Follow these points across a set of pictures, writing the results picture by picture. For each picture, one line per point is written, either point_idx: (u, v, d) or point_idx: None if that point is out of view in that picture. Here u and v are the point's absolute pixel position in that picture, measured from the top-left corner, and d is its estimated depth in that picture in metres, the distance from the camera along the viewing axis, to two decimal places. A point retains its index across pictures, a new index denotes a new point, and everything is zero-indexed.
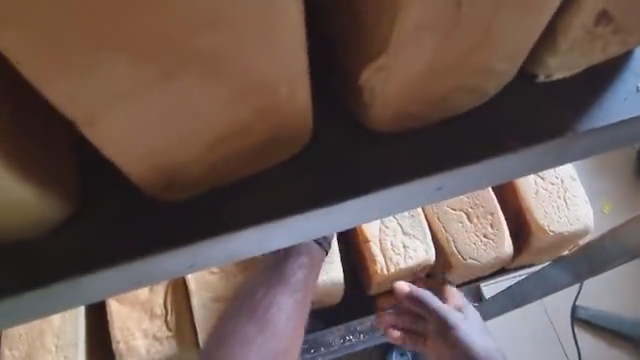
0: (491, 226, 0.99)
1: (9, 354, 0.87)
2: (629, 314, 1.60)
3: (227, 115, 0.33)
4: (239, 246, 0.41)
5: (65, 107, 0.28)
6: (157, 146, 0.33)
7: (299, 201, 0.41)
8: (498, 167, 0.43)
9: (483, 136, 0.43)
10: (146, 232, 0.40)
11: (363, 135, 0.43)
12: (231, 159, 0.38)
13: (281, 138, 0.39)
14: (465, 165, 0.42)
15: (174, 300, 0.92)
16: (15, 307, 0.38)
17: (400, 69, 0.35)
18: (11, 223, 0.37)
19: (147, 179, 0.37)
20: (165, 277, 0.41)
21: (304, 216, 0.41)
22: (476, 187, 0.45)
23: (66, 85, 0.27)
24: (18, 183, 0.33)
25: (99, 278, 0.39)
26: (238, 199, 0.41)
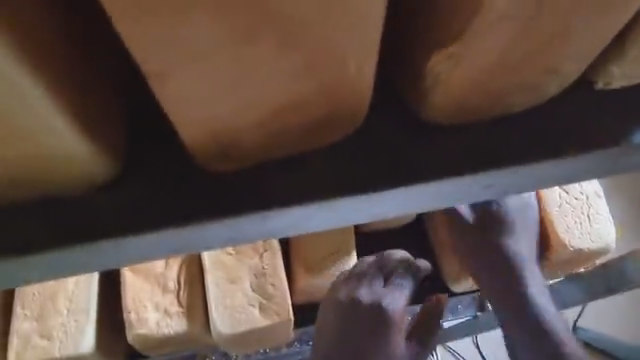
0: None
1: (22, 313, 0.88)
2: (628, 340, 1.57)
3: (292, 87, 0.33)
4: (284, 223, 0.40)
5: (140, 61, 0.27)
6: (216, 110, 0.33)
7: (344, 183, 0.40)
8: (549, 170, 0.43)
9: (538, 137, 0.42)
10: (190, 199, 0.39)
11: (416, 123, 0.42)
12: (285, 131, 0.38)
13: (337, 117, 0.38)
14: (517, 165, 0.42)
15: (188, 275, 0.92)
16: (51, 262, 0.38)
17: (469, 59, 0.35)
18: (55, 175, 0.35)
19: (200, 143, 0.36)
20: (202, 249, 0.41)
21: (352, 199, 0.40)
22: (523, 188, 0.44)
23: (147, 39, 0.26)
24: (70, 134, 0.32)
25: (140, 241, 0.38)
26: (284, 175, 0.40)
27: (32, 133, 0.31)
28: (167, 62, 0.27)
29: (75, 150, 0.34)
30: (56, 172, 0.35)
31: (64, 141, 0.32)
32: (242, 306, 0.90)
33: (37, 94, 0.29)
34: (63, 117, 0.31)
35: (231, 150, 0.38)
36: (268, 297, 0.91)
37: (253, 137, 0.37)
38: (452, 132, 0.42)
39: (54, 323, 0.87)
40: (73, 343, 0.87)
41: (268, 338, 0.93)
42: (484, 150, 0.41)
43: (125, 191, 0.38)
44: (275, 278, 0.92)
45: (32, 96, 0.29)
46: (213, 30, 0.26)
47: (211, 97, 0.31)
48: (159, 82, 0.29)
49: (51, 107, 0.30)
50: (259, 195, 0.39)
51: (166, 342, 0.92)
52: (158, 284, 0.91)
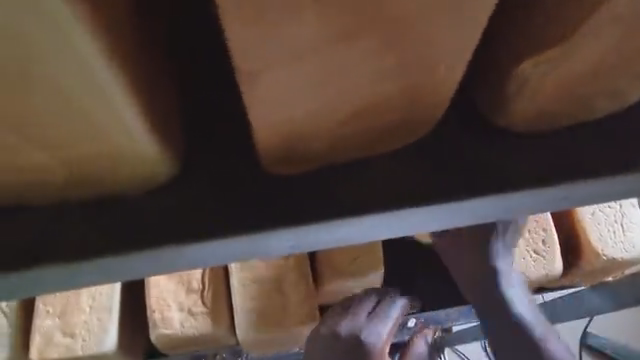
0: (543, 244, 0.97)
1: (44, 309, 0.86)
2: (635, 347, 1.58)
3: (378, 87, 0.31)
4: (350, 231, 0.37)
5: (236, 53, 0.26)
6: (294, 112, 0.31)
7: (417, 190, 0.37)
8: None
9: (626, 144, 0.39)
10: (255, 202, 0.37)
11: (493, 130, 0.40)
12: (361, 134, 0.36)
13: (415, 121, 0.36)
14: (608, 175, 0.37)
15: (212, 274, 0.89)
16: (108, 267, 0.36)
17: (564, 62, 0.33)
18: (123, 172, 0.34)
19: (271, 144, 0.35)
20: (260, 257, 0.38)
21: (426, 208, 0.37)
22: (609, 199, 0.40)
23: (249, 31, 0.24)
24: (146, 134, 0.30)
25: (202, 246, 0.36)
26: (350, 181, 0.38)
27: (105, 134, 0.29)
28: (264, 54, 0.26)
29: (144, 152, 0.32)
30: (119, 172, 0.34)
31: (135, 143, 0.30)
32: (268, 308, 0.88)
33: (116, 93, 0.26)
34: (138, 117, 0.29)
35: (299, 154, 0.36)
36: (295, 299, 0.88)
37: (324, 141, 0.35)
38: (529, 139, 0.39)
39: (77, 321, 0.86)
40: (95, 342, 0.85)
41: (292, 340, 0.92)
42: (569, 159, 0.38)
43: (184, 192, 0.37)
44: (302, 280, 0.89)
45: (112, 96, 0.26)
46: (317, 22, 0.25)
47: (296, 97, 0.29)
48: (251, 76, 0.27)
49: (129, 107, 0.28)
50: (325, 202, 0.37)
51: (190, 342, 0.90)
52: (183, 281, 0.88)
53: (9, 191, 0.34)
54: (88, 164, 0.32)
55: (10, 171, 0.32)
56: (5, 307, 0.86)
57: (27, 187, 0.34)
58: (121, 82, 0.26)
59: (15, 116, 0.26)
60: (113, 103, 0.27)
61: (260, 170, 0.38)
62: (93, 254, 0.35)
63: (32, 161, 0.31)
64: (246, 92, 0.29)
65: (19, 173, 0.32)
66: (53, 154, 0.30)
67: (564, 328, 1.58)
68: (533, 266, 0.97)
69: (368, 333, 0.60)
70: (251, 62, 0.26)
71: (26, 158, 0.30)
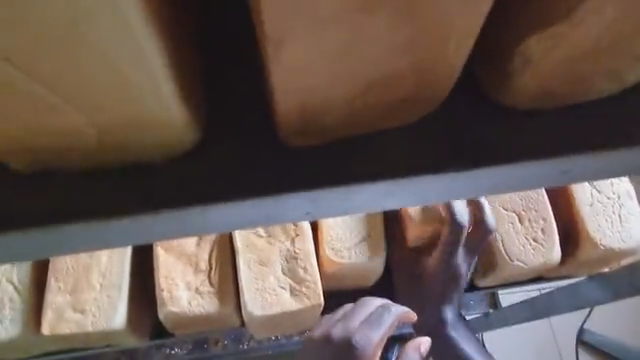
0: (542, 233, 0.99)
1: (55, 286, 0.88)
2: (630, 342, 1.60)
3: (391, 59, 0.33)
4: (360, 200, 0.40)
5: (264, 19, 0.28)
6: (317, 81, 0.33)
7: (428, 161, 0.39)
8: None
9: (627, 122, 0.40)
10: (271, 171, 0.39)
11: (500, 109, 0.41)
12: (373, 108, 0.37)
13: (425, 95, 0.38)
14: (607, 152, 0.39)
15: (219, 256, 0.92)
16: (132, 229, 0.38)
17: (565, 39, 0.35)
18: (148, 140, 0.36)
19: (289, 115, 0.36)
20: (278, 224, 0.40)
21: (432, 179, 0.39)
22: (609, 177, 0.41)
23: None
24: (173, 99, 0.32)
25: (220, 210, 0.38)
26: (365, 154, 0.40)
27: (140, 94, 0.31)
28: (289, 21, 0.28)
29: (172, 117, 0.34)
30: (147, 138, 0.35)
31: (166, 106, 0.33)
32: (274, 289, 0.90)
33: (153, 50, 0.29)
34: (171, 79, 0.31)
35: (317, 126, 0.38)
36: (300, 281, 0.91)
37: (340, 113, 0.37)
38: (538, 117, 0.41)
39: (87, 297, 0.88)
40: (105, 318, 0.88)
41: (297, 322, 0.94)
42: (572, 136, 0.40)
43: (207, 161, 0.39)
44: (307, 262, 0.91)
45: (149, 51, 0.29)
46: None
47: (316, 66, 0.31)
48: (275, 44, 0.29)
49: (162, 66, 0.30)
50: (342, 172, 0.39)
51: (198, 321, 0.93)
52: (191, 262, 0.92)
53: (42, 156, 0.36)
54: (120, 127, 0.34)
55: (45, 135, 0.33)
56: (17, 283, 0.88)
57: (60, 151, 0.35)
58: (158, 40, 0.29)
59: (60, 70, 0.29)
60: (149, 59, 0.29)
61: (279, 141, 0.40)
62: (120, 217, 0.37)
63: (67, 124, 0.32)
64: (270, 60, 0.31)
65: (52, 138, 0.34)
66: (89, 116, 0.32)
67: (559, 321, 1.61)
68: (532, 254, 0.99)
69: (361, 336, 0.63)
70: (276, 29, 0.29)
71: (63, 121, 0.32)
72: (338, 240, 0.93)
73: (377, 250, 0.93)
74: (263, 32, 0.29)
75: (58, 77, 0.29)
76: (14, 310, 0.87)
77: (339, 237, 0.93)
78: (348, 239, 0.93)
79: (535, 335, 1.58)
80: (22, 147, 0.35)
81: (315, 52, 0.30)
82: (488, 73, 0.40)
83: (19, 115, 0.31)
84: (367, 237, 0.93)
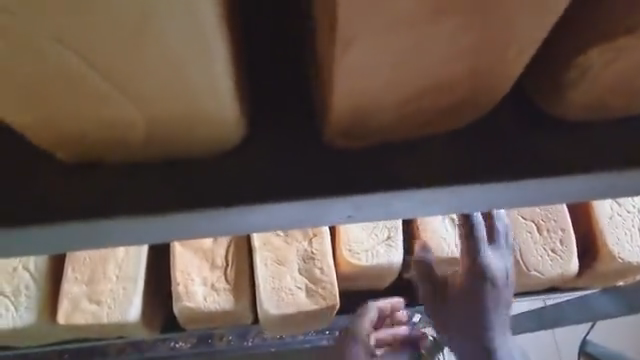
0: (560, 243, 0.99)
1: (72, 277, 0.88)
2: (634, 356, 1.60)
3: (452, 65, 0.32)
4: (402, 205, 0.40)
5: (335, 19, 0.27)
6: (375, 85, 0.32)
7: (475, 170, 0.39)
8: None
9: None
10: (317, 172, 0.39)
11: (547, 118, 0.41)
12: (424, 113, 0.37)
13: (476, 102, 0.37)
14: None
15: (236, 252, 0.92)
16: (175, 224, 0.38)
17: (628, 52, 0.34)
18: (196, 135, 0.36)
19: (340, 117, 0.36)
20: (317, 226, 0.40)
21: (477, 188, 0.39)
22: None
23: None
24: (229, 95, 0.32)
25: (263, 210, 0.38)
26: (411, 159, 0.39)
27: (199, 94, 0.31)
28: (360, 23, 0.27)
29: (226, 115, 0.34)
30: (197, 134, 0.35)
31: (222, 105, 0.33)
32: (290, 289, 0.90)
33: (219, 55, 0.29)
34: (231, 79, 0.31)
35: (364, 130, 0.38)
36: (316, 281, 0.90)
37: (391, 118, 0.37)
38: (588, 129, 0.40)
39: (103, 289, 0.88)
40: (120, 310, 0.88)
41: (311, 322, 0.94)
42: (623, 150, 0.39)
43: (252, 160, 0.39)
44: (324, 263, 0.91)
45: (215, 56, 0.28)
46: None
47: (378, 69, 0.31)
48: (342, 46, 0.29)
49: (225, 69, 0.30)
50: (387, 177, 0.39)
51: (211, 316, 0.92)
52: (207, 257, 0.91)
53: (90, 146, 0.36)
54: (173, 124, 0.33)
55: (97, 128, 0.33)
56: (34, 271, 0.88)
57: (109, 142, 0.35)
58: (225, 44, 0.28)
59: (123, 70, 0.28)
60: (214, 63, 0.29)
61: (324, 143, 0.39)
62: (166, 213, 0.37)
63: (121, 118, 0.32)
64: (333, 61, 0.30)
65: (104, 131, 0.33)
66: (144, 112, 0.32)
67: (565, 331, 1.60)
68: (549, 265, 0.98)
69: None
70: (345, 31, 0.28)
71: (118, 115, 0.32)
72: (355, 241, 0.92)
73: (394, 254, 0.93)
74: (331, 34, 0.28)
75: (121, 76, 0.29)
76: (30, 298, 0.87)
77: (356, 239, 0.92)
78: (365, 241, 0.92)
79: (540, 346, 1.58)
80: (72, 138, 0.34)
81: (380, 55, 0.30)
82: (540, 81, 0.40)
83: (75, 108, 0.31)
84: (384, 241, 0.93)
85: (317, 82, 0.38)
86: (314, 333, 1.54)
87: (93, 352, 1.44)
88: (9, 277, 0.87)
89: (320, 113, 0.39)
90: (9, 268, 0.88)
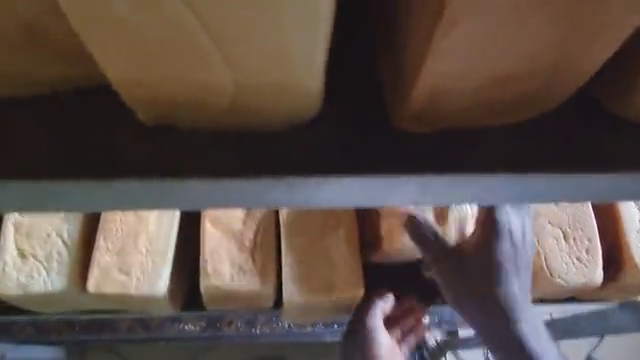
0: (586, 253, 0.98)
1: (103, 246, 0.89)
2: None
3: (542, 53, 0.33)
4: (472, 193, 0.38)
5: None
6: (463, 67, 0.33)
7: (548, 161, 0.38)
8: None
9: None
10: (388, 152, 0.39)
11: (617, 116, 0.41)
12: (500, 100, 0.37)
13: (552, 93, 0.38)
14: None
15: (263, 235, 0.93)
16: (241, 192, 0.37)
17: None
18: (277, 104, 0.36)
19: (419, 97, 0.36)
20: (382, 205, 0.38)
21: (548, 179, 0.38)
22: None
23: None
24: (320, 64, 0.33)
25: (331, 185, 0.38)
26: (483, 146, 0.39)
27: (292, 60, 0.32)
28: (470, 2, 0.28)
29: (309, 86, 0.35)
30: (276, 104, 0.36)
31: (310, 75, 0.33)
32: (315, 276, 0.91)
33: (323, 22, 0.29)
34: (325, 49, 0.32)
35: (439, 114, 0.38)
36: (343, 270, 0.91)
37: (466, 104, 0.37)
38: None
39: (133, 260, 0.89)
40: (148, 282, 0.90)
41: (332, 309, 0.95)
42: None
43: (323, 137, 0.40)
44: (353, 252, 0.93)
45: (319, 23, 0.29)
46: None
47: (473, 50, 0.31)
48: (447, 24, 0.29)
49: (324, 39, 0.31)
50: (460, 162, 0.38)
51: (235, 296, 0.94)
52: (234, 239, 0.92)
53: (170, 108, 0.37)
54: (257, 91, 0.34)
55: (183, 89, 0.34)
56: (67, 238, 0.90)
57: (189, 105, 0.36)
58: (330, 13, 0.29)
59: (231, 28, 0.29)
60: (316, 29, 0.30)
61: (393, 126, 0.40)
62: (236, 180, 0.37)
63: (209, 80, 0.33)
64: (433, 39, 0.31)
65: (191, 92, 0.34)
66: (233, 76, 0.33)
67: (571, 344, 1.60)
68: (574, 273, 0.99)
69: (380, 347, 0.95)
70: (454, 8, 0.29)
71: (207, 77, 0.33)
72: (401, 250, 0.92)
73: None
74: (435, 11, 0.29)
75: (226, 35, 0.30)
76: (61, 263, 0.89)
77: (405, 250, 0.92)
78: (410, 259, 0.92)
79: None
80: (155, 98, 0.35)
81: (479, 36, 0.30)
82: (612, 79, 0.41)
83: (170, 66, 0.32)
84: None
85: (395, 64, 0.39)
86: (321, 327, 1.55)
87: (104, 327, 1.46)
88: (42, 242, 0.89)
89: (392, 95, 0.39)
90: (42, 233, 0.89)
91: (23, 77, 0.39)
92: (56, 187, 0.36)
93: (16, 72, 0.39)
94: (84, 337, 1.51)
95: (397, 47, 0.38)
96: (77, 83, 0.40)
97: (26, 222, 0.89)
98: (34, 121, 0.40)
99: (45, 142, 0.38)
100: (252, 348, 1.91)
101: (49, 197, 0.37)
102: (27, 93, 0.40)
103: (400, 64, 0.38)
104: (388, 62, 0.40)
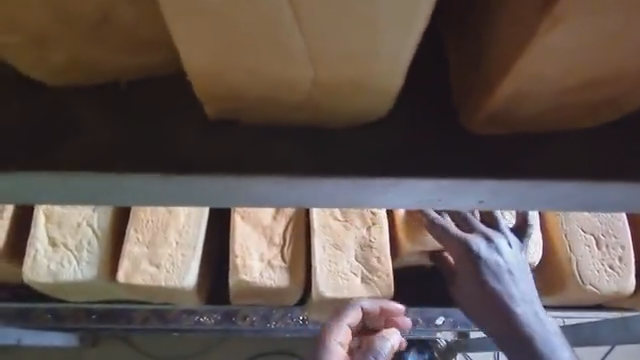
0: (619, 260, 0.97)
1: (134, 236, 0.90)
2: None
3: (635, 55, 0.32)
4: (538, 197, 0.38)
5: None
6: (551, 69, 0.32)
7: (629, 168, 0.37)
8: None
9: None
10: (458, 153, 0.38)
11: None
12: (580, 103, 0.36)
13: (633, 96, 0.37)
14: None
15: (293, 230, 0.93)
16: (309, 190, 0.37)
17: None
18: (351, 101, 0.35)
19: (497, 99, 0.35)
20: (448, 208, 0.39)
21: (628, 187, 0.37)
22: None
23: None
24: (405, 61, 0.32)
25: (400, 186, 0.37)
26: (558, 151, 0.38)
27: (379, 55, 0.31)
28: (580, 4, 0.27)
29: (389, 84, 0.34)
30: (350, 104, 0.36)
31: (394, 74, 0.33)
32: (345, 273, 0.90)
33: (421, 19, 0.29)
34: (415, 48, 0.31)
35: (514, 116, 0.37)
36: (374, 271, 0.91)
37: (546, 106, 0.36)
38: None
39: (163, 252, 0.90)
40: (177, 275, 0.89)
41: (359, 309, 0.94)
42: None
43: (393, 136, 0.38)
44: (384, 255, 0.91)
45: (417, 21, 0.29)
46: None
47: (567, 51, 0.31)
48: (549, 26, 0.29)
49: (416, 38, 0.30)
50: (534, 165, 0.37)
51: (263, 291, 0.93)
52: (264, 233, 0.92)
53: (242, 104, 0.36)
54: (336, 89, 0.34)
55: (262, 83, 0.33)
56: (97, 228, 0.90)
57: (263, 100, 0.35)
58: (429, 11, 0.28)
59: (325, 23, 0.28)
60: (413, 26, 0.29)
61: (465, 127, 0.39)
62: (305, 177, 0.36)
63: (291, 76, 0.33)
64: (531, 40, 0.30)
65: (268, 87, 0.34)
66: (316, 73, 0.32)
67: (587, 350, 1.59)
68: (605, 280, 0.97)
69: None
70: (560, 11, 0.28)
71: (289, 73, 0.32)
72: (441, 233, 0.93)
73: None
74: (540, 9, 0.28)
75: (318, 29, 0.29)
76: (91, 254, 0.89)
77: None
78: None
79: None
80: (229, 93, 0.35)
81: (578, 37, 0.29)
82: None
83: (253, 60, 0.31)
84: None
85: (469, 65, 0.38)
86: None
87: (121, 318, 1.46)
88: (73, 231, 0.90)
89: (465, 94, 0.38)
90: (73, 222, 0.90)
91: (87, 66, 0.39)
92: (127, 180, 0.36)
93: (82, 61, 0.38)
94: (99, 327, 1.51)
95: (476, 46, 0.37)
96: (140, 74, 0.40)
97: (57, 211, 0.90)
98: (94, 111, 0.39)
99: (108, 133, 0.38)
100: (263, 342, 1.91)
101: (120, 188, 0.37)
102: (90, 83, 0.40)
103: (479, 63, 0.36)
104: (461, 60, 0.39)
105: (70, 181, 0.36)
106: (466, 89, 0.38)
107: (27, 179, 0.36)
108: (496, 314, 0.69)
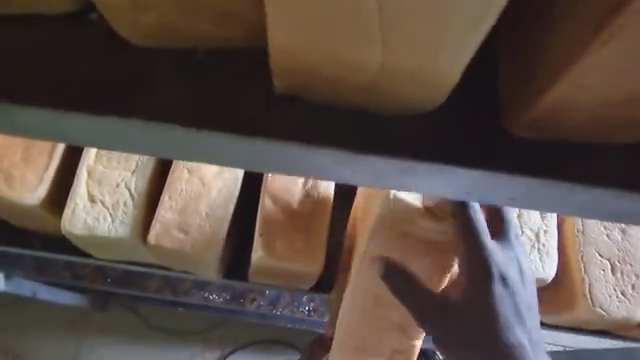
0: (632, 288, 0.97)
1: (167, 202, 0.95)
2: None
3: None
4: (567, 201, 0.41)
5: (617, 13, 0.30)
6: (599, 79, 0.35)
7: None
8: None
9: None
10: (499, 149, 0.41)
11: None
12: (621, 118, 0.39)
13: None
14: None
15: (318, 214, 0.96)
16: (359, 166, 0.41)
17: None
18: (410, 88, 0.39)
19: (544, 104, 0.38)
20: (480, 202, 0.42)
21: None
22: None
23: None
24: (466, 53, 0.35)
25: (442, 173, 0.40)
26: (592, 160, 0.40)
27: (444, 47, 0.34)
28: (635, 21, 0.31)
29: (446, 76, 0.37)
30: (403, 92, 0.39)
31: (452, 66, 0.36)
32: None
33: (489, 20, 0.32)
34: (478, 45, 0.34)
35: (558, 122, 0.40)
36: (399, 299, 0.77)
37: (589, 117, 0.39)
38: None
39: (193, 220, 0.95)
40: (203, 245, 0.94)
41: None
42: None
43: (442, 126, 0.41)
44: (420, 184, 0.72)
45: (486, 22, 0.32)
46: None
47: (616, 63, 0.34)
48: (604, 38, 0.32)
49: (481, 34, 0.33)
50: (568, 170, 0.40)
51: (281, 271, 0.98)
52: (288, 215, 0.95)
53: (309, 80, 0.39)
54: (399, 75, 0.37)
55: (332, 63, 0.37)
56: (134, 190, 0.95)
57: (330, 78, 0.39)
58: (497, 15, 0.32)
59: (405, 15, 0.32)
60: (480, 25, 0.33)
61: (508, 128, 0.42)
62: (356, 153, 0.40)
63: (361, 60, 0.36)
64: (587, 49, 0.33)
65: (337, 65, 0.37)
66: (383, 57, 0.36)
67: None
68: (616, 306, 0.98)
69: None
70: (617, 25, 0.31)
71: (361, 55, 0.36)
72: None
73: None
74: (601, 22, 0.32)
75: (395, 20, 0.33)
76: (126, 213, 0.94)
77: None
78: None
79: None
80: (301, 68, 0.38)
81: (629, 51, 0.33)
82: None
83: (331, 41, 0.35)
84: None
85: (523, 70, 0.40)
86: None
87: (134, 284, 1.49)
88: (111, 190, 0.95)
89: (513, 96, 0.41)
90: (112, 182, 0.95)
91: (173, 31, 0.42)
92: (196, 133, 0.40)
93: (172, 27, 0.42)
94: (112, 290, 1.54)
95: (530, 53, 0.40)
96: (217, 46, 0.43)
97: (100, 170, 0.96)
98: (171, 72, 0.43)
99: (183, 94, 0.42)
100: (266, 329, 1.95)
101: (188, 141, 0.41)
102: (170, 47, 0.44)
103: (532, 71, 0.39)
104: (513, 67, 0.42)
105: (152, 128, 0.41)
106: (516, 93, 0.41)
107: (111, 122, 0.41)
108: (484, 302, 0.61)
